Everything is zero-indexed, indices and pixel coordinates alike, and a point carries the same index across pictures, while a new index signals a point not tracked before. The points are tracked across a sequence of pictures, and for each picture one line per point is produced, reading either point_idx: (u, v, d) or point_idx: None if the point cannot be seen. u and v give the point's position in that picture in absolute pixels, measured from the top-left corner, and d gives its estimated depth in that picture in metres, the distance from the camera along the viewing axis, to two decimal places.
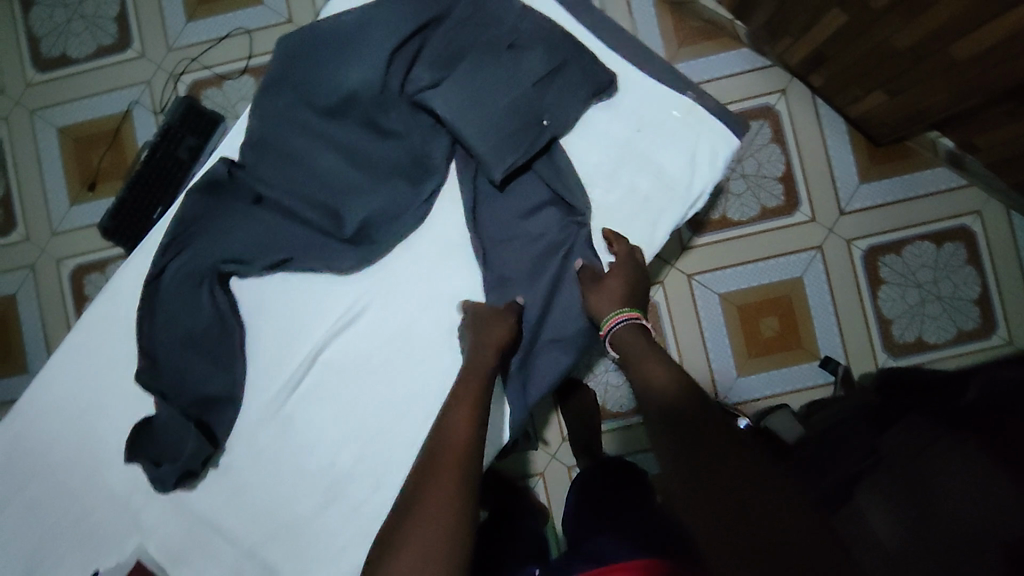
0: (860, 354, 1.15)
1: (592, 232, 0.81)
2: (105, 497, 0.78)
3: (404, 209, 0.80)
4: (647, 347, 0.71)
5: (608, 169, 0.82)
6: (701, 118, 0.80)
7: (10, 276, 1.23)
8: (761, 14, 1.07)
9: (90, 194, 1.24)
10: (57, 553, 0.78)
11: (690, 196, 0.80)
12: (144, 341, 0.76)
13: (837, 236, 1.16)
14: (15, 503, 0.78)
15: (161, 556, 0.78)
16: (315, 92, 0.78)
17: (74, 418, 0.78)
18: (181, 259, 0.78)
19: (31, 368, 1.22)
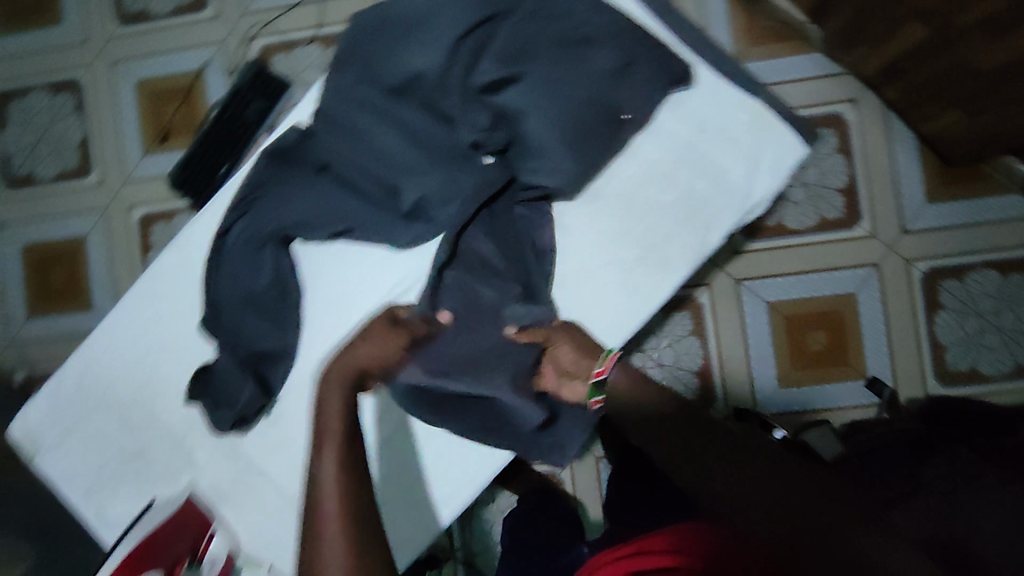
0: (908, 379, 1.12)
1: (648, 228, 0.81)
2: (160, 434, 0.82)
3: (460, 192, 0.80)
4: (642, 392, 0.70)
5: (667, 166, 0.81)
6: (769, 124, 0.81)
7: (83, 219, 1.29)
8: (840, 20, 1.03)
9: (161, 147, 1.28)
10: (114, 482, 0.82)
11: (748, 202, 0.80)
12: (209, 294, 0.81)
13: (897, 255, 1.12)
14: (78, 431, 0.82)
15: (211, 492, 0.81)
16: (386, 67, 0.79)
17: (139, 356, 0.83)
18: (247, 220, 0.81)
19: (98, 306, 1.28)
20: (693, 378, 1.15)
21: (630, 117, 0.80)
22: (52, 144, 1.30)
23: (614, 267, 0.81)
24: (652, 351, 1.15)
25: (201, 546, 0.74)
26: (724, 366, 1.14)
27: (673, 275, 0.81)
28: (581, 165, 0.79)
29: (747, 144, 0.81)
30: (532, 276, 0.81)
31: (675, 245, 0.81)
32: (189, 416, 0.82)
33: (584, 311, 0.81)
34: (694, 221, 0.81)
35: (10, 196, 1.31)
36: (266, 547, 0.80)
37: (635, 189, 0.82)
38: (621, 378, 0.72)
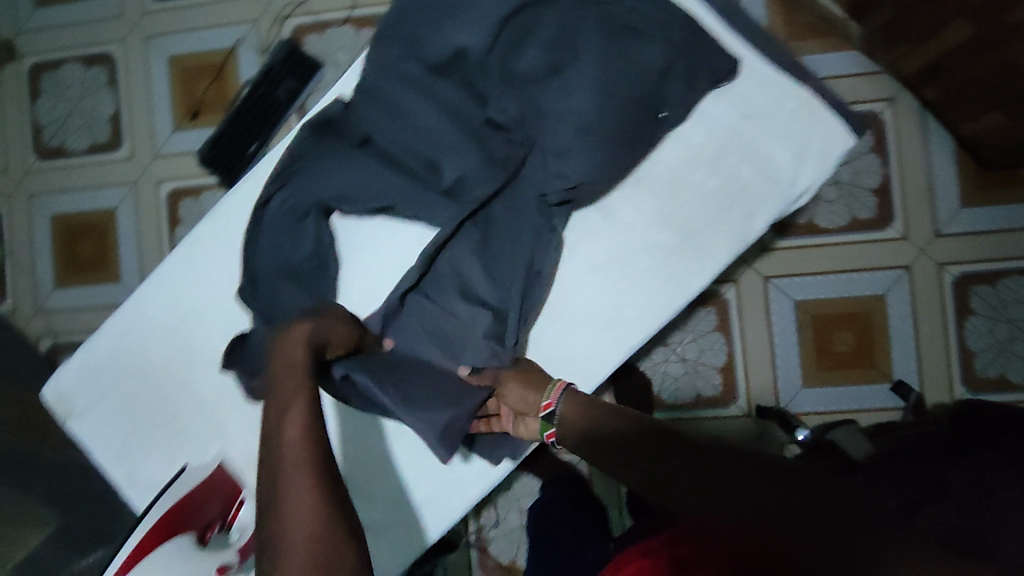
0: (935, 384, 1.11)
1: (689, 214, 0.81)
2: (191, 404, 0.83)
3: (502, 174, 0.80)
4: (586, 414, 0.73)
5: (711, 153, 0.81)
6: (816, 113, 0.80)
7: (113, 191, 1.30)
8: (881, 16, 1.01)
9: (192, 123, 1.29)
10: (143, 448, 0.82)
11: (793, 192, 0.80)
12: (247, 264, 0.80)
13: (929, 258, 1.11)
14: (109, 398, 0.83)
15: (241, 462, 0.81)
16: (426, 46, 0.79)
17: (173, 326, 0.83)
18: (286, 192, 0.81)
19: (125, 279, 1.30)
20: (715, 375, 1.14)
21: (665, 115, 0.79)
22: (85, 116, 1.31)
23: (651, 253, 0.81)
24: (675, 347, 1.14)
25: (231, 513, 0.77)
26: (748, 364, 1.13)
27: (714, 263, 0.81)
28: (620, 149, 0.78)
29: (793, 132, 0.80)
30: (506, 308, 0.81)
31: (717, 233, 0.81)
32: (221, 386, 0.82)
33: (621, 297, 0.82)
34: (737, 208, 0.80)
35: (40, 166, 1.32)
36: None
37: (677, 175, 0.81)
38: (569, 408, 0.74)
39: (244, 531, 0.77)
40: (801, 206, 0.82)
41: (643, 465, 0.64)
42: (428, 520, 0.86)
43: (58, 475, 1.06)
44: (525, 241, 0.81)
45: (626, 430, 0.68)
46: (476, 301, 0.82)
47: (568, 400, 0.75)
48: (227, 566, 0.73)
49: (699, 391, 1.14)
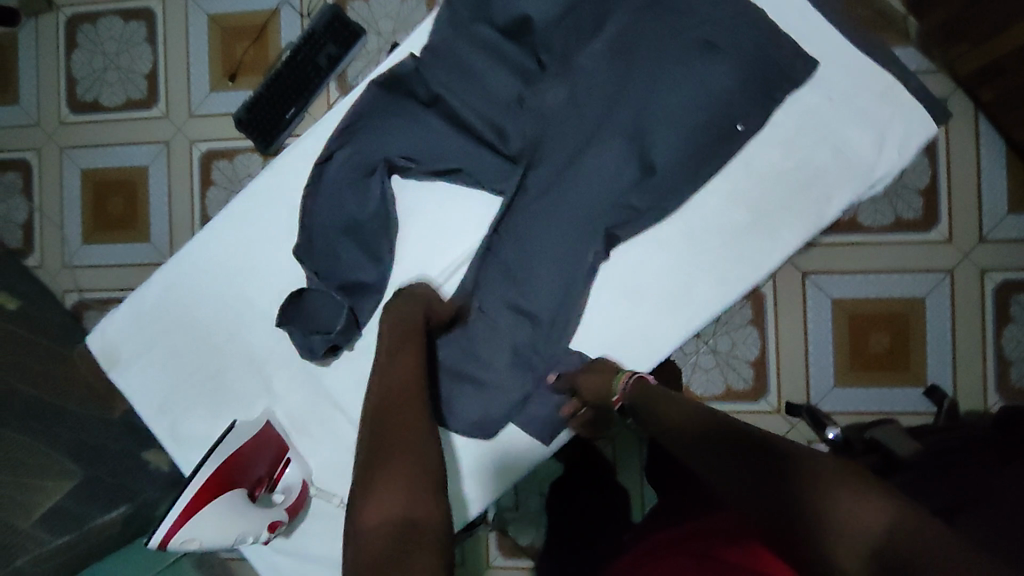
0: (969, 391, 1.09)
1: (757, 195, 0.80)
2: (240, 359, 0.82)
3: (577, 140, 0.78)
4: (658, 395, 0.70)
5: (789, 133, 0.79)
6: (898, 101, 0.78)
7: (147, 148, 1.29)
8: (943, 13, 1.00)
9: (230, 84, 1.27)
10: (184, 404, 0.82)
11: (870, 178, 0.79)
12: (305, 218, 0.79)
13: (971, 263, 1.09)
14: (157, 349, 0.82)
15: (287, 421, 0.82)
16: (490, 12, 0.78)
17: (224, 280, 0.82)
18: (348, 148, 0.79)
19: (153, 238, 1.28)
20: (748, 369, 1.13)
21: (741, 129, 0.77)
22: (121, 71, 1.29)
23: (722, 233, 0.80)
24: (709, 339, 1.13)
25: (277, 472, 0.77)
26: (782, 358, 1.12)
27: (785, 245, 0.80)
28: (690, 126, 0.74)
29: (873, 119, 0.79)
30: (547, 319, 0.80)
31: (789, 216, 0.80)
32: (269, 345, 0.82)
33: (688, 276, 0.81)
34: (812, 191, 0.79)
35: (73, 119, 1.30)
36: (334, 482, 0.81)
37: (751, 155, 0.80)
38: (635, 390, 0.72)
39: (290, 491, 0.78)
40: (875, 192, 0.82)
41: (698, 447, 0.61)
42: (472, 496, 0.83)
43: (84, 430, 1.05)
44: (581, 231, 0.78)
45: (683, 416, 0.65)
46: (518, 315, 0.81)
47: (635, 384, 0.73)
48: (278, 523, 0.74)
49: (729, 384, 1.13)
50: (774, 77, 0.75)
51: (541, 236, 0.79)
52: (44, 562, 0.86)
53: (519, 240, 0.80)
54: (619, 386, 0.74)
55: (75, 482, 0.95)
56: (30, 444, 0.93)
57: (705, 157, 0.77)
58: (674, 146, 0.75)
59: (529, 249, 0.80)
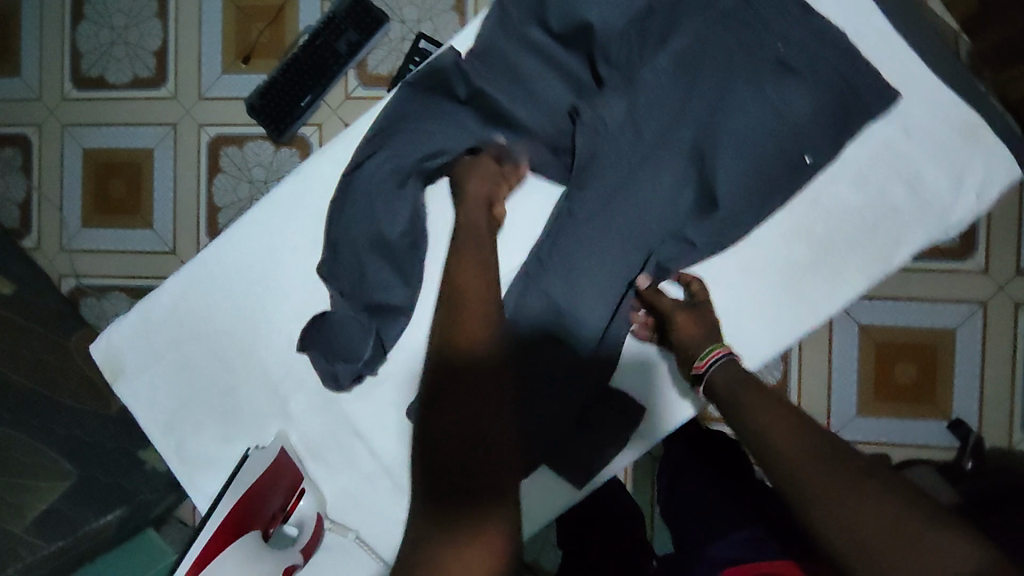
0: (994, 427, 1.07)
1: (813, 229, 0.78)
2: (254, 377, 0.78)
3: (636, 163, 0.76)
4: (746, 379, 0.68)
5: (861, 167, 0.77)
6: (979, 140, 0.76)
7: (153, 130, 1.23)
8: (997, 35, 0.95)
9: (243, 66, 1.20)
10: (190, 421, 0.78)
11: (945, 222, 0.76)
12: (332, 235, 0.76)
13: (1006, 295, 1.06)
14: (164, 360, 0.78)
15: (301, 446, 0.78)
16: (541, 21, 0.75)
17: (243, 293, 0.78)
18: (380, 154, 0.76)
19: (156, 224, 1.23)
20: None
21: (810, 161, 0.75)
22: (129, 46, 1.23)
23: (781, 270, 0.78)
24: None
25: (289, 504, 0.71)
26: (804, 384, 1.09)
27: (848, 288, 0.77)
28: (741, 156, 0.75)
29: (949, 157, 0.76)
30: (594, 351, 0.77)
31: (855, 257, 0.77)
32: (284, 364, 0.78)
33: (744, 314, 0.78)
34: (881, 233, 0.77)
35: (76, 96, 1.24)
36: (345, 505, 0.77)
37: (818, 190, 0.78)
38: (723, 374, 0.69)
39: (303, 525, 0.71)
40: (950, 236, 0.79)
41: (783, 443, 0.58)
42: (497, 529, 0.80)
43: (78, 426, 1.01)
44: (624, 256, 0.77)
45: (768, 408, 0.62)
46: (559, 341, 0.77)
47: (723, 366, 0.70)
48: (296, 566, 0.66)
49: None
50: (833, 110, 0.74)
51: (589, 258, 0.77)
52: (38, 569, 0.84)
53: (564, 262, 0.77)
54: (708, 358, 0.71)
55: (67, 484, 0.92)
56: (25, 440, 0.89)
57: (760, 187, 0.75)
58: (727, 180, 0.75)
59: (573, 267, 0.77)
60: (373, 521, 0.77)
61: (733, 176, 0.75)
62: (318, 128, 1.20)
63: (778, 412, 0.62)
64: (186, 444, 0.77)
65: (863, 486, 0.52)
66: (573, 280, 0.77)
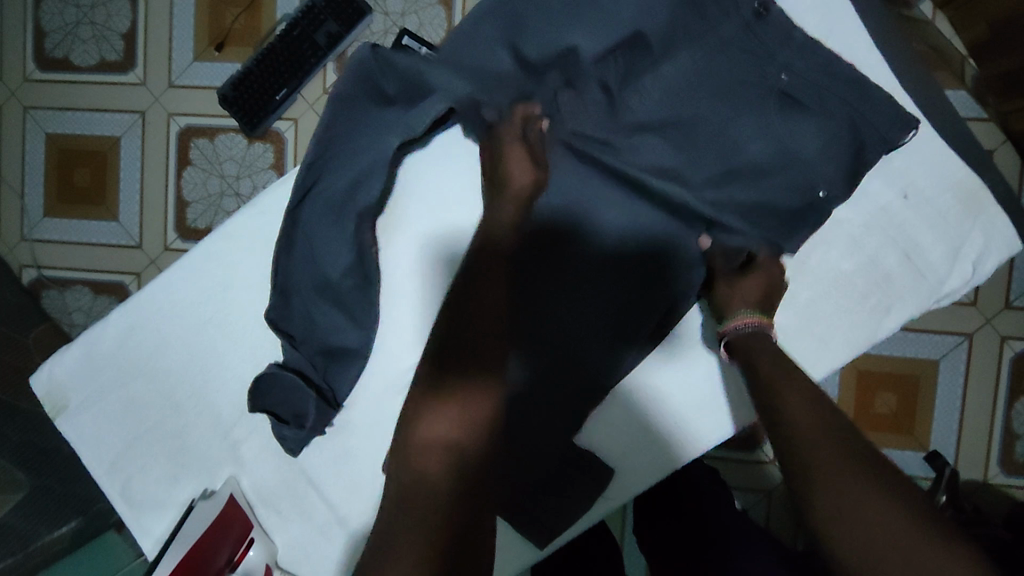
0: (971, 461, 1.06)
1: (801, 297, 0.74)
2: (206, 416, 0.74)
3: (619, 199, 0.75)
4: (773, 351, 0.65)
5: (855, 232, 0.74)
6: (979, 201, 0.72)
7: (120, 117, 1.16)
8: (1004, 66, 0.91)
9: (216, 54, 1.14)
10: (138, 461, 0.74)
11: (935, 293, 0.73)
12: (279, 277, 0.70)
13: (992, 329, 1.04)
14: (112, 394, 0.74)
15: (252, 492, 0.75)
16: (530, 41, 0.71)
17: (195, 327, 0.74)
18: (326, 181, 0.71)
19: (121, 217, 1.18)
20: None
21: (824, 195, 0.71)
22: (95, 27, 1.16)
23: None
24: None
25: (239, 553, 0.70)
26: None
27: (831, 356, 0.74)
28: (727, 197, 0.72)
29: (946, 222, 0.73)
30: (574, 381, 0.75)
31: (843, 326, 0.74)
32: (238, 403, 0.74)
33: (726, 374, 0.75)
34: (871, 302, 0.74)
35: (38, 76, 1.17)
36: (299, 551, 0.75)
37: (810, 247, 0.74)
38: (751, 338, 0.67)
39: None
40: (943, 305, 0.75)
41: (805, 432, 0.55)
42: None
43: (33, 430, 0.98)
44: (602, 287, 0.75)
45: (798, 395, 0.59)
46: (526, 383, 0.74)
47: (750, 334, 0.68)
48: None
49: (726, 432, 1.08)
50: (828, 149, 0.70)
51: (579, 285, 0.75)
52: None
53: (561, 279, 0.75)
54: (738, 321, 0.69)
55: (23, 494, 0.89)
56: None
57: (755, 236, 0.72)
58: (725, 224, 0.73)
59: (547, 298, 0.75)
60: (329, 565, 0.74)
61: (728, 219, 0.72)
62: (293, 123, 1.14)
63: (808, 396, 0.59)
64: (132, 485, 0.74)
65: (873, 486, 0.50)
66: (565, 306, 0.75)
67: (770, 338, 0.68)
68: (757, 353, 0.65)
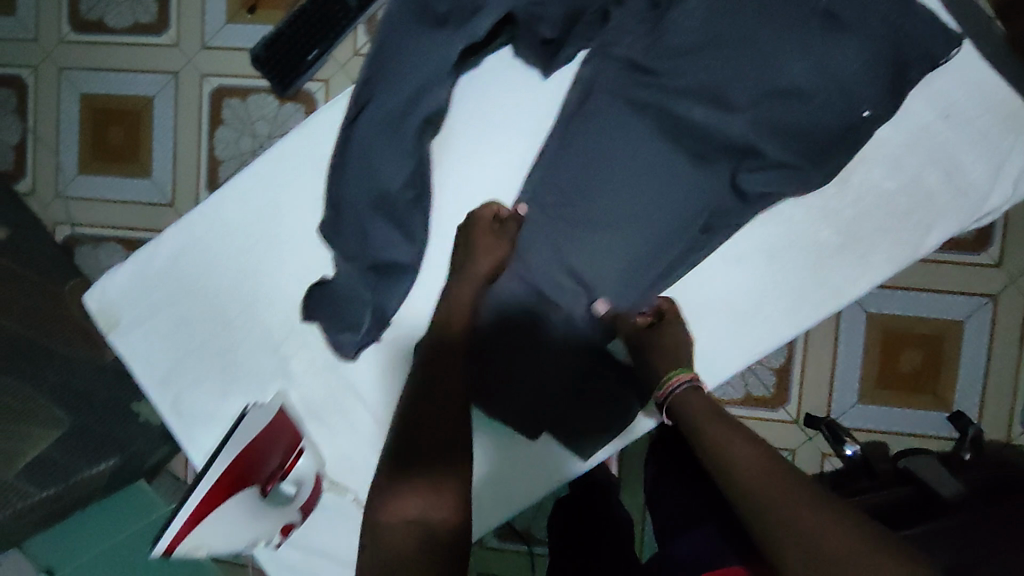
0: (994, 421, 1.06)
1: (842, 214, 0.78)
2: (260, 333, 0.80)
3: (629, 166, 0.77)
4: (707, 406, 0.71)
5: (896, 150, 0.78)
6: (1014, 125, 0.77)
7: (153, 77, 1.18)
8: None
9: (248, 16, 1.16)
10: (189, 375, 0.80)
11: (980, 208, 0.77)
12: (335, 190, 0.74)
13: (1018, 290, 1.04)
14: (164, 312, 0.79)
15: (301, 405, 0.80)
16: None
17: (247, 248, 0.79)
18: (380, 97, 0.71)
19: (154, 175, 1.20)
20: (770, 376, 1.09)
21: (868, 114, 0.73)
22: None
23: (808, 246, 0.79)
24: None
25: (289, 462, 0.75)
26: (806, 375, 1.08)
27: (875, 269, 0.79)
28: (767, 123, 0.73)
29: (985, 140, 0.77)
30: (590, 301, 0.80)
31: (885, 239, 0.78)
32: (286, 322, 0.80)
33: (771, 288, 0.79)
34: (914, 216, 0.78)
35: (74, 38, 1.19)
36: (344, 461, 0.81)
37: (853, 173, 0.78)
38: (688, 394, 0.72)
39: (301, 482, 0.76)
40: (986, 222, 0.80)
41: (735, 463, 0.64)
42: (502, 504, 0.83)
43: (70, 375, 1.01)
44: (625, 213, 0.77)
45: (724, 437, 0.67)
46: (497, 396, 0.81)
47: (687, 390, 0.73)
48: (291, 525, 0.76)
49: (750, 390, 1.10)
50: (862, 80, 0.72)
51: (541, 328, 0.80)
52: (28, 513, 0.87)
53: (546, 296, 0.80)
54: (673, 381, 0.74)
55: (62, 431, 0.94)
56: (16, 387, 0.92)
57: (794, 175, 0.75)
58: (748, 176, 0.75)
59: (517, 322, 0.80)
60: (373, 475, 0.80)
61: (761, 161, 0.75)
62: (324, 84, 1.15)
63: (731, 433, 0.67)
64: (182, 400, 0.79)
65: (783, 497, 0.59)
66: (558, 303, 0.80)
67: (700, 392, 0.72)
68: (694, 410, 0.71)
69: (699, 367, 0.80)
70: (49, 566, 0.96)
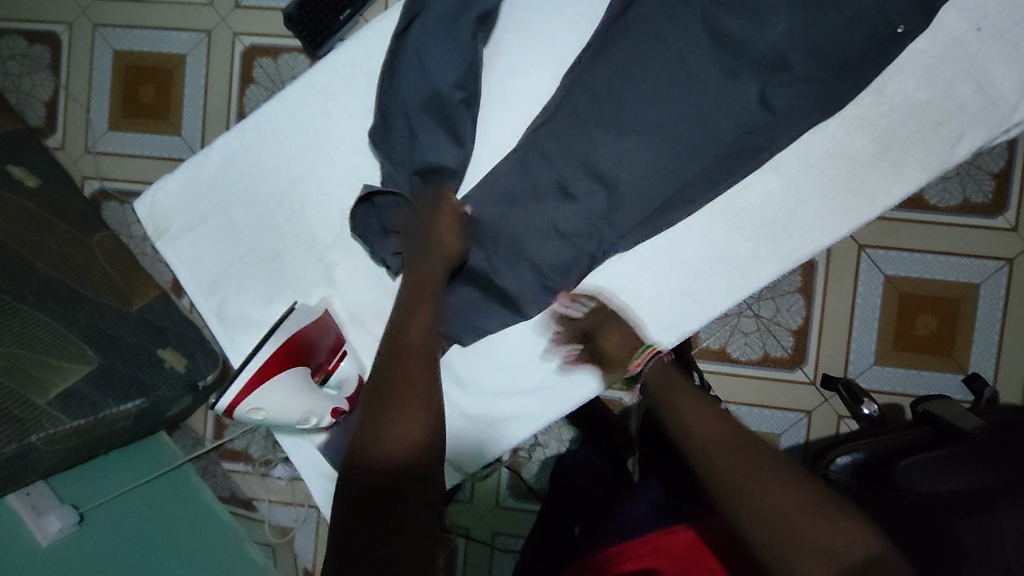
0: (1010, 382, 1.08)
1: (877, 127, 0.83)
2: (304, 244, 0.91)
3: (664, 75, 0.80)
4: (673, 378, 0.79)
5: (930, 61, 0.83)
6: None
7: (186, 35, 1.21)
8: None
9: None
10: (234, 283, 0.92)
11: (1009, 120, 0.82)
12: (383, 97, 0.83)
13: None
14: (213, 222, 0.91)
15: (343, 312, 0.91)
16: None
17: (291, 160, 0.90)
18: (424, 11, 0.82)
19: (183, 130, 1.22)
20: (788, 337, 1.10)
21: (902, 30, 0.77)
22: None
23: (842, 165, 0.84)
24: (752, 303, 1.11)
25: (332, 363, 0.87)
26: (823, 336, 1.10)
27: (908, 184, 0.84)
28: (802, 35, 0.77)
29: (1018, 52, 0.81)
30: (620, 202, 0.83)
31: (916, 157, 0.83)
32: (326, 233, 0.91)
33: (805, 205, 0.85)
34: (942, 140, 0.83)
35: None
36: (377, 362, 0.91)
37: (888, 84, 0.83)
38: (654, 369, 0.82)
39: (343, 384, 0.88)
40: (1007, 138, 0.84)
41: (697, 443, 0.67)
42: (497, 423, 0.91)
43: (101, 319, 1.00)
44: (659, 113, 0.81)
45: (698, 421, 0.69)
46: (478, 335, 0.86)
47: (652, 365, 0.83)
48: (340, 410, 0.84)
49: (768, 350, 1.11)
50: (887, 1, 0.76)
51: (562, 219, 0.84)
52: (59, 441, 0.87)
53: (571, 194, 0.83)
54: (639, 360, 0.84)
55: (93, 368, 0.94)
56: (46, 322, 0.92)
57: (822, 89, 0.80)
58: (776, 90, 0.79)
59: (539, 220, 0.84)
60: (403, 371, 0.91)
61: (791, 76, 0.79)
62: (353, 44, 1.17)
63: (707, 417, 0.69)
64: (228, 306, 0.92)
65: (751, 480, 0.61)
66: (581, 198, 0.83)
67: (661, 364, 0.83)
68: (654, 381, 0.80)
69: (724, 278, 0.86)
70: (75, 502, 0.94)
